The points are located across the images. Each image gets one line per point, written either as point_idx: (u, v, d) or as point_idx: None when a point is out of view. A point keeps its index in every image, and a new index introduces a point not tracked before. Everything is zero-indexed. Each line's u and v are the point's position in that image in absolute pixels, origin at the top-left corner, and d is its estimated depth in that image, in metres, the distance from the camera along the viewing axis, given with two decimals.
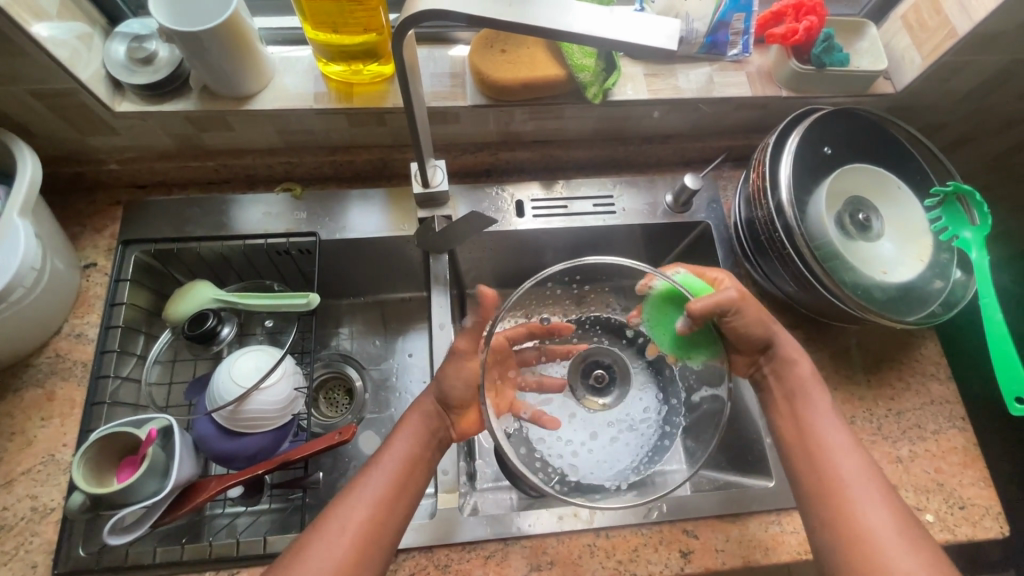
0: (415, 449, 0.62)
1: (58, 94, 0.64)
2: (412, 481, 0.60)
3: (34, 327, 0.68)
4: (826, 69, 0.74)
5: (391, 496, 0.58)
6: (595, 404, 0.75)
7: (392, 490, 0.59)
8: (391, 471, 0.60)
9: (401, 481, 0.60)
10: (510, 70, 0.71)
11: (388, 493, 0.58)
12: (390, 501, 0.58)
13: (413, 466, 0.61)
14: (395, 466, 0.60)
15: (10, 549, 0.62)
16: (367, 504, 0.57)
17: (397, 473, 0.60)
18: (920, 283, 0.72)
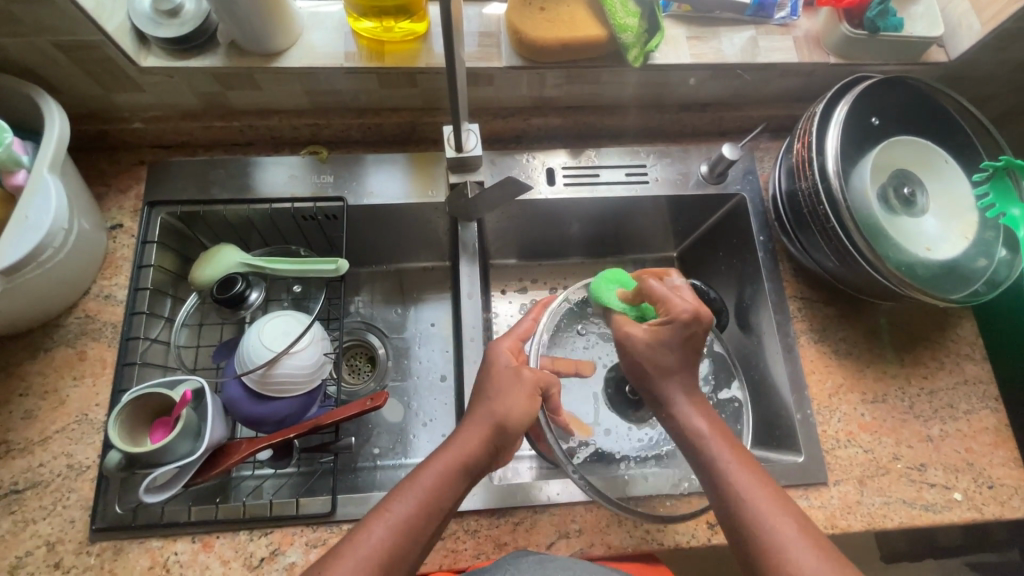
0: (439, 491, 0.54)
1: (83, 47, 0.62)
2: (425, 531, 0.53)
3: (64, 287, 0.68)
4: (879, 34, 0.71)
5: (401, 548, 0.51)
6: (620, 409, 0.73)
7: (400, 541, 0.51)
8: (404, 518, 0.52)
9: (415, 528, 0.52)
10: (549, 29, 0.68)
11: (397, 544, 0.51)
12: (400, 554, 0.51)
13: (431, 513, 0.53)
14: (413, 509, 0.53)
15: (48, 505, 0.63)
16: (374, 554, 0.50)
17: (414, 519, 0.52)
18: (963, 261, 0.71)
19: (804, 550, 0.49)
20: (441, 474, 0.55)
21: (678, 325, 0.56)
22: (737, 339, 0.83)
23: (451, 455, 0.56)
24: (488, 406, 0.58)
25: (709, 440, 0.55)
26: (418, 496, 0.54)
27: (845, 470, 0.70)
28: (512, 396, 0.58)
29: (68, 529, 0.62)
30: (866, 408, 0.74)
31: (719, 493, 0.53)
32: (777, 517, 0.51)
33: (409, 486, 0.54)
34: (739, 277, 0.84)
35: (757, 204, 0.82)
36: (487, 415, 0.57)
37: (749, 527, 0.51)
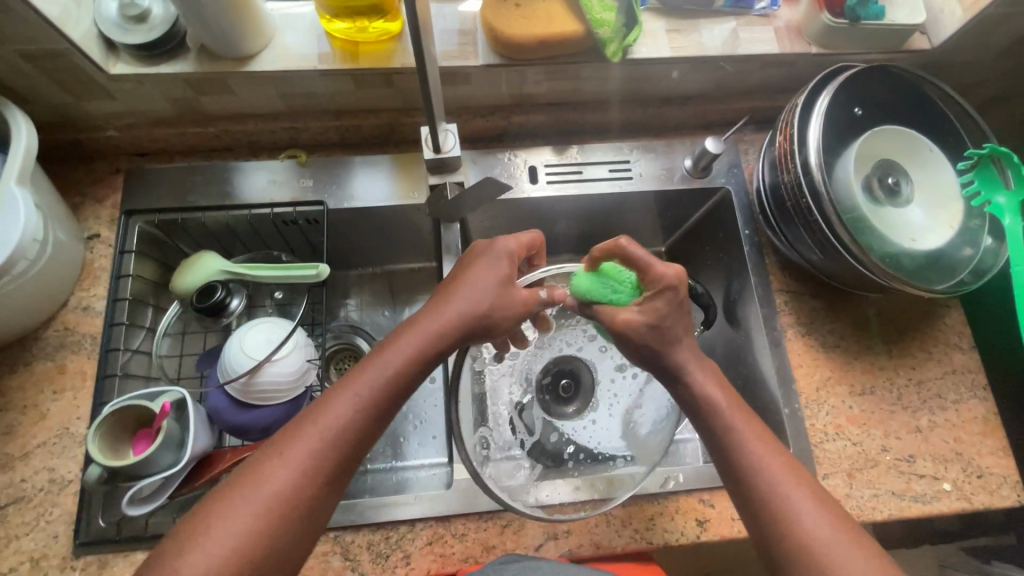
0: (350, 425, 0.52)
1: (49, 55, 0.61)
2: (332, 465, 0.50)
3: (40, 300, 0.67)
4: (860, 22, 0.70)
5: (302, 484, 0.49)
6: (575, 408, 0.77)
7: (306, 480, 0.49)
8: (307, 452, 0.50)
9: (319, 461, 0.50)
10: (525, 26, 0.67)
11: (302, 484, 0.49)
12: (301, 487, 0.49)
13: (341, 453, 0.51)
14: (317, 444, 0.50)
15: (31, 520, 0.62)
16: (270, 491, 0.48)
17: (319, 449, 0.50)
18: (949, 251, 0.70)
19: (810, 511, 0.51)
20: (353, 406, 0.52)
21: (667, 294, 0.58)
22: (726, 333, 0.83)
23: (363, 388, 0.53)
24: (455, 310, 0.57)
25: (727, 414, 0.56)
26: (327, 434, 0.51)
27: (834, 464, 0.70)
28: (441, 325, 0.56)
29: (52, 545, 0.62)
30: (854, 400, 0.73)
31: (722, 455, 0.56)
32: (786, 481, 0.53)
33: (314, 421, 0.51)
34: (726, 271, 0.83)
35: (742, 197, 0.81)
36: (459, 321, 0.56)
37: (756, 489, 0.53)
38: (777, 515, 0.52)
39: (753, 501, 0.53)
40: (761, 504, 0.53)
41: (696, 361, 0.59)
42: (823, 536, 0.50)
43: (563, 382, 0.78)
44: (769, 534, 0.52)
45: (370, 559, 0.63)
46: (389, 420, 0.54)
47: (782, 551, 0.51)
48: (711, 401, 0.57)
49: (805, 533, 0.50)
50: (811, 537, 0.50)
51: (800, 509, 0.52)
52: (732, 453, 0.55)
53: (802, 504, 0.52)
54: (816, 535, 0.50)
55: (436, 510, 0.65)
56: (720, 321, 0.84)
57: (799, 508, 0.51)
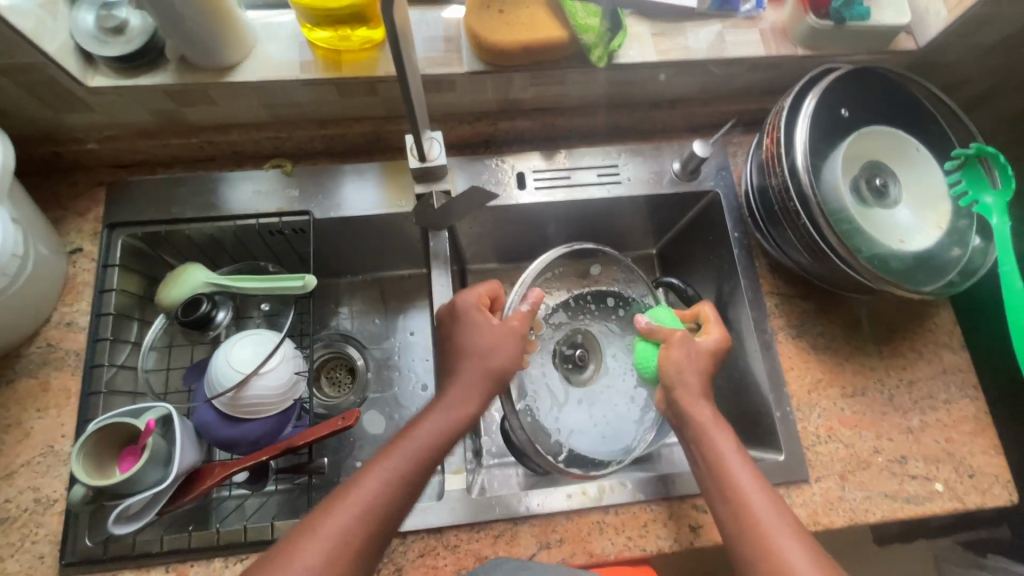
0: (386, 495, 0.52)
1: (25, 69, 0.60)
2: (369, 537, 0.50)
3: (22, 317, 0.66)
4: (845, 24, 0.70)
5: (341, 558, 0.49)
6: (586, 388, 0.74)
7: (364, 523, 0.50)
8: (346, 523, 0.50)
9: (357, 530, 0.50)
10: (509, 32, 0.66)
11: (360, 527, 0.50)
12: (341, 561, 0.48)
13: (397, 501, 0.53)
14: (355, 514, 0.50)
15: (16, 541, 0.61)
16: (311, 566, 0.47)
17: (360, 520, 0.50)
18: (937, 252, 0.70)
19: (793, 547, 0.51)
20: (409, 453, 0.54)
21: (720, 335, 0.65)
22: None
23: (419, 436, 0.55)
24: (478, 367, 0.59)
25: (712, 442, 0.58)
26: (385, 477, 0.53)
27: (826, 467, 0.70)
28: (490, 374, 0.59)
29: (38, 565, 0.61)
30: (846, 402, 0.73)
31: (714, 483, 0.56)
32: (769, 513, 0.53)
33: (351, 491, 0.51)
34: (717, 274, 0.83)
35: (732, 200, 0.81)
36: (486, 373, 0.59)
37: (740, 517, 0.54)
38: (758, 542, 0.52)
39: (737, 528, 0.53)
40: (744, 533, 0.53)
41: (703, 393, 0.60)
42: (804, 567, 0.49)
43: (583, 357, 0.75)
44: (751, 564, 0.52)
45: None
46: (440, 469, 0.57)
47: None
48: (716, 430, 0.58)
49: (785, 565, 0.50)
50: (788, 565, 0.50)
51: (780, 539, 0.51)
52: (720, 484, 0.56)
53: (781, 533, 0.52)
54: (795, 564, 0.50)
55: (428, 521, 0.65)
56: None
57: (779, 537, 0.51)
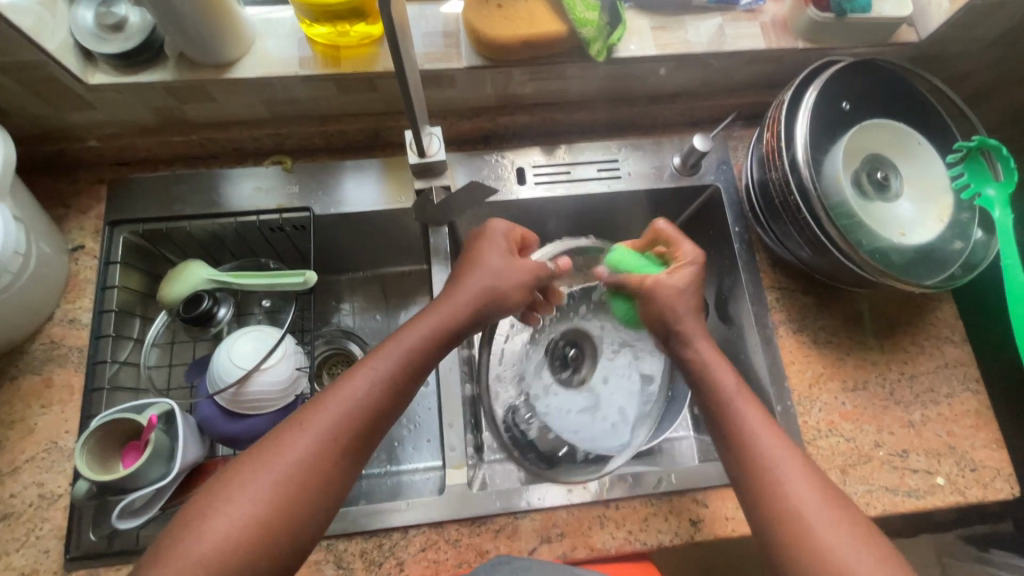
0: (373, 393, 0.53)
1: (25, 67, 0.60)
2: (356, 429, 0.52)
3: (25, 314, 0.66)
4: (846, 16, 0.69)
5: (327, 448, 0.50)
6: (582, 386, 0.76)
7: (351, 418, 0.51)
8: (332, 417, 0.51)
9: (343, 424, 0.51)
10: (507, 27, 0.66)
11: (347, 420, 0.51)
12: (327, 451, 0.50)
13: (365, 425, 0.52)
14: (341, 409, 0.51)
15: (21, 536, 0.62)
16: (296, 455, 0.49)
17: (347, 411, 0.51)
18: (938, 245, 0.70)
19: (817, 507, 0.50)
20: (378, 378, 0.54)
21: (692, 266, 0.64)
22: (719, 331, 0.83)
23: (386, 362, 0.54)
24: (471, 283, 0.59)
25: (733, 403, 0.57)
26: (376, 375, 0.54)
27: (827, 461, 0.70)
28: (460, 304, 0.58)
29: (43, 560, 0.61)
30: (847, 396, 0.73)
31: (732, 447, 0.55)
32: (790, 474, 0.52)
33: (340, 387, 0.53)
34: (718, 269, 0.83)
35: (732, 194, 0.81)
36: (483, 287, 0.59)
37: (761, 480, 0.53)
38: (779, 505, 0.51)
39: (760, 496, 0.53)
40: (763, 494, 0.52)
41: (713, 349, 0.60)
42: (825, 527, 0.49)
43: (576, 357, 0.78)
44: (771, 525, 0.51)
45: (363, 567, 0.63)
46: (409, 398, 0.56)
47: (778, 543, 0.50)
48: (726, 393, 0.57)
49: (807, 527, 0.50)
50: (812, 532, 0.49)
51: (801, 501, 0.51)
52: (742, 447, 0.54)
53: (803, 496, 0.51)
54: (817, 525, 0.50)
55: (429, 516, 0.65)
56: (712, 318, 0.84)
57: (802, 500, 0.51)
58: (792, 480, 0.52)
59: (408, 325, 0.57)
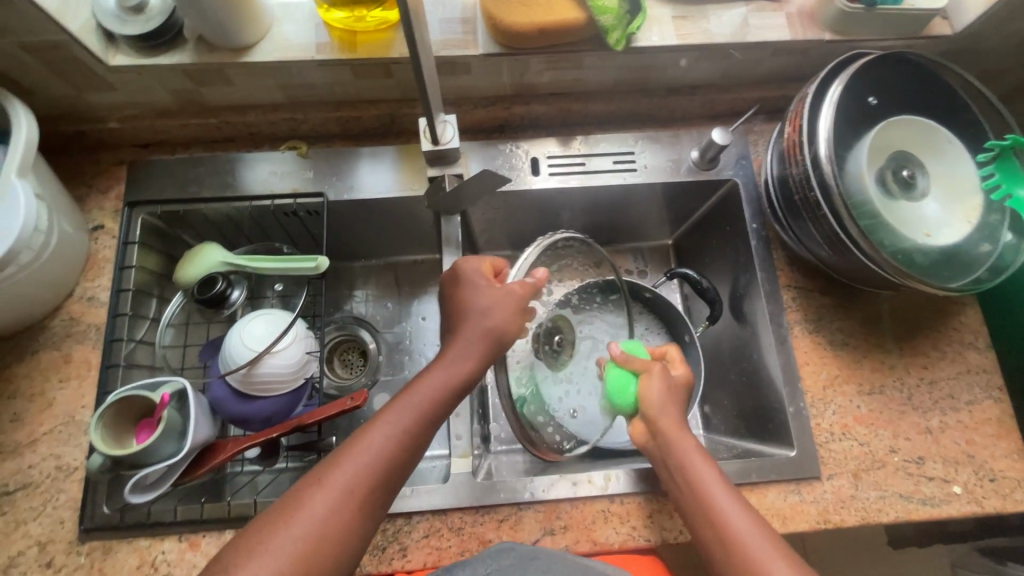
0: (389, 454, 0.52)
1: (49, 47, 0.61)
2: (372, 491, 0.51)
3: (46, 291, 0.68)
4: (876, 7, 0.67)
5: (343, 515, 0.49)
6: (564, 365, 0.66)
7: (366, 480, 0.50)
8: (347, 482, 0.50)
9: (358, 490, 0.50)
10: (524, 13, 0.65)
11: (363, 482, 0.50)
12: (344, 519, 0.49)
13: (382, 483, 0.51)
14: (355, 474, 0.50)
15: (38, 506, 0.64)
16: (312, 525, 0.48)
17: (362, 474, 0.50)
18: (965, 247, 0.67)
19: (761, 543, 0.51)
20: (396, 432, 0.53)
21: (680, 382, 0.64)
22: (732, 329, 0.81)
23: (401, 417, 0.54)
24: (480, 324, 0.57)
25: (674, 437, 0.58)
26: (391, 432, 0.53)
27: (839, 465, 0.68)
28: (474, 355, 0.57)
29: (58, 530, 0.63)
30: (863, 400, 0.71)
31: (681, 486, 0.56)
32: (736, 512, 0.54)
33: (355, 448, 0.52)
34: (733, 266, 0.81)
35: (751, 190, 0.79)
36: (482, 335, 0.57)
37: (708, 518, 0.54)
38: (726, 541, 0.52)
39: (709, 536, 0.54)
40: (710, 529, 0.54)
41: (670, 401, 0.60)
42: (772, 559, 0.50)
43: (562, 339, 0.66)
44: (723, 561, 0.52)
45: (366, 551, 0.63)
46: (421, 454, 0.55)
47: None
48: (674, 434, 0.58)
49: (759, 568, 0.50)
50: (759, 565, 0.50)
51: (750, 538, 0.52)
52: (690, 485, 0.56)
53: (748, 533, 0.52)
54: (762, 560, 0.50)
55: (433, 503, 0.65)
56: (726, 316, 0.83)
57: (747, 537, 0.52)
58: (736, 518, 0.53)
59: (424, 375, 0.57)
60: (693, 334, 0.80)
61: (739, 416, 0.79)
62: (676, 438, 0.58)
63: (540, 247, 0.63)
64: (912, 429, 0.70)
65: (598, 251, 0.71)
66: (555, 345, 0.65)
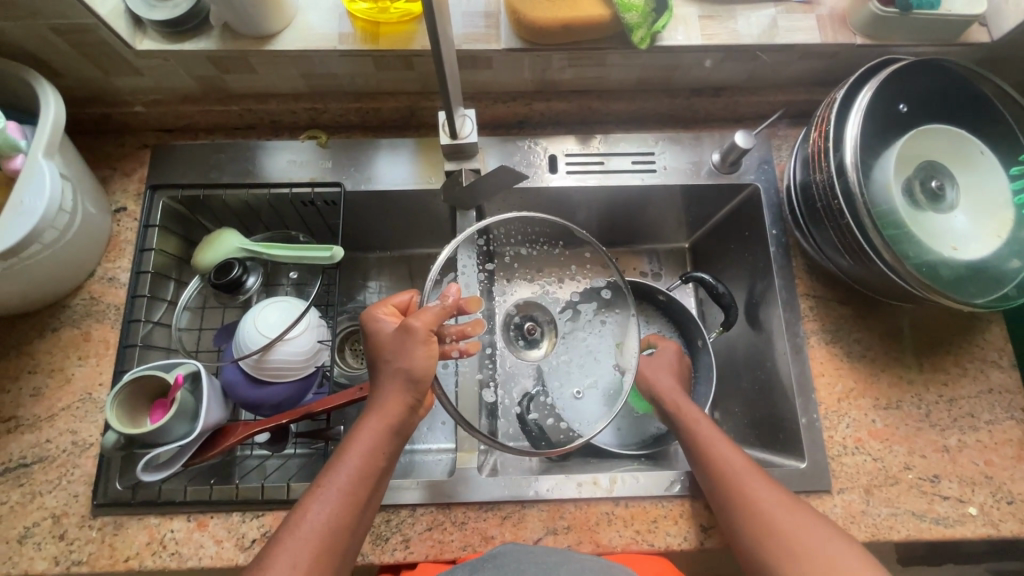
0: (335, 515, 0.51)
1: (79, 30, 0.62)
2: (330, 552, 0.50)
3: (69, 270, 0.69)
4: (912, 12, 0.65)
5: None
6: (541, 352, 0.69)
7: (320, 542, 0.50)
8: (302, 547, 0.49)
9: (316, 554, 0.49)
10: (549, 8, 0.65)
11: (317, 545, 0.50)
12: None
13: (333, 547, 0.50)
14: (309, 538, 0.50)
15: (54, 479, 0.65)
16: None
17: (317, 540, 0.50)
18: (993, 262, 0.65)
19: (762, 485, 0.56)
20: (335, 499, 0.52)
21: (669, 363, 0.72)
22: (747, 336, 0.80)
23: (340, 477, 0.53)
24: (392, 366, 0.55)
25: (674, 401, 0.66)
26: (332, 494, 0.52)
27: (851, 479, 0.67)
28: (397, 400, 0.55)
29: (72, 503, 0.64)
30: (878, 414, 0.70)
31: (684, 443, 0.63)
32: (766, 492, 0.55)
33: (301, 515, 0.51)
34: (750, 272, 0.80)
35: (772, 195, 0.78)
36: (395, 375, 0.55)
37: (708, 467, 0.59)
38: (721, 475, 0.58)
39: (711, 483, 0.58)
40: (720, 482, 0.57)
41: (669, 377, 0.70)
42: (770, 500, 0.55)
43: (533, 327, 0.70)
44: (719, 496, 0.57)
45: (369, 540, 0.64)
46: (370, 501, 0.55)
47: (764, 558, 0.52)
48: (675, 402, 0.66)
49: (758, 506, 0.54)
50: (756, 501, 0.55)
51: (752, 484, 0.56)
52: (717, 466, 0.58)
53: (778, 512, 0.53)
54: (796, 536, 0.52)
55: (437, 497, 0.65)
56: (740, 322, 0.82)
57: (778, 515, 0.53)
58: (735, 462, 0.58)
59: (354, 431, 0.55)
60: (706, 338, 0.79)
61: (749, 424, 0.78)
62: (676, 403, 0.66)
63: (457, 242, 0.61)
64: (929, 447, 0.68)
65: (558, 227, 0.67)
66: (524, 334, 0.69)
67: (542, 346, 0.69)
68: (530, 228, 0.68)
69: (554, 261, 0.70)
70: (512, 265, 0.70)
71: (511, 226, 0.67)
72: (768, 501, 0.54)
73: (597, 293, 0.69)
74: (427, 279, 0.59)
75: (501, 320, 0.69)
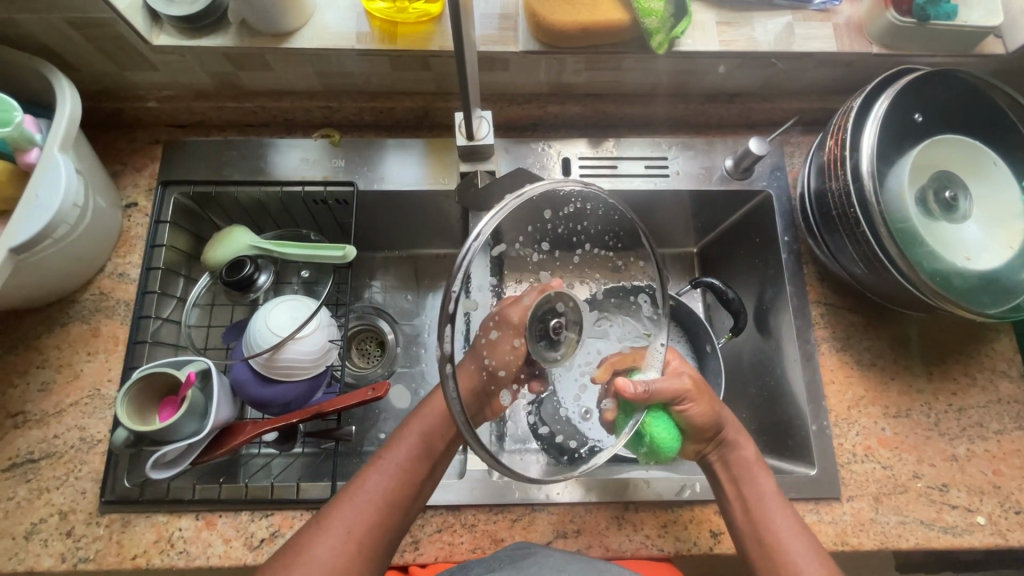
0: (386, 492, 0.56)
1: (96, 24, 0.62)
2: (378, 526, 0.54)
3: (79, 265, 0.69)
4: (929, 22, 0.66)
5: (354, 552, 0.52)
6: (559, 357, 0.51)
7: (367, 516, 0.54)
8: (354, 520, 0.53)
9: (366, 527, 0.53)
10: (568, 12, 0.65)
11: (365, 519, 0.54)
12: (356, 557, 0.52)
13: (381, 524, 0.54)
14: (359, 513, 0.54)
15: (61, 475, 0.65)
16: None
17: (368, 513, 0.54)
18: (1004, 273, 0.65)
19: (796, 538, 0.57)
20: (389, 477, 0.56)
21: (697, 404, 0.59)
22: (755, 342, 0.80)
23: (394, 458, 0.58)
24: None
25: (739, 436, 0.63)
26: (385, 472, 0.57)
27: (860, 487, 0.67)
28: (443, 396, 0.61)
29: (79, 500, 0.64)
30: (888, 422, 0.70)
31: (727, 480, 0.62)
32: (777, 512, 0.59)
33: (352, 493, 0.55)
34: (760, 278, 0.80)
35: (784, 202, 0.78)
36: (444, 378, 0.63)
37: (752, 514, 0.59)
38: (760, 524, 0.58)
39: (750, 527, 0.59)
40: (755, 529, 0.58)
41: (709, 407, 0.60)
42: (802, 554, 0.56)
43: (561, 326, 0.51)
44: (750, 539, 0.58)
45: None
46: (419, 489, 0.58)
47: None
48: (733, 437, 0.63)
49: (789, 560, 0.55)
50: (788, 555, 0.55)
51: (785, 534, 0.57)
52: (742, 476, 0.61)
53: (808, 564, 0.55)
54: (794, 552, 0.56)
55: (446, 499, 0.65)
56: (749, 329, 0.82)
57: (783, 530, 0.57)
58: (778, 516, 0.58)
59: (408, 421, 0.61)
60: (715, 344, 0.79)
61: (756, 430, 0.78)
62: (739, 437, 0.63)
63: (517, 199, 0.46)
64: (937, 455, 0.69)
65: (630, 224, 0.57)
66: (550, 333, 0.50)
67: (563, 351, 0.52)
68: (593, 214, 0.56)
69: (596, 260, 0.58)
70: (540, 262, 0.56)
71: (573, 202, 0.54)
72: (800, 554, 0.55)
73: (628, 296, 0.60)
74: (457, 276, 0.42)
75: (531, 312, 0.50)
